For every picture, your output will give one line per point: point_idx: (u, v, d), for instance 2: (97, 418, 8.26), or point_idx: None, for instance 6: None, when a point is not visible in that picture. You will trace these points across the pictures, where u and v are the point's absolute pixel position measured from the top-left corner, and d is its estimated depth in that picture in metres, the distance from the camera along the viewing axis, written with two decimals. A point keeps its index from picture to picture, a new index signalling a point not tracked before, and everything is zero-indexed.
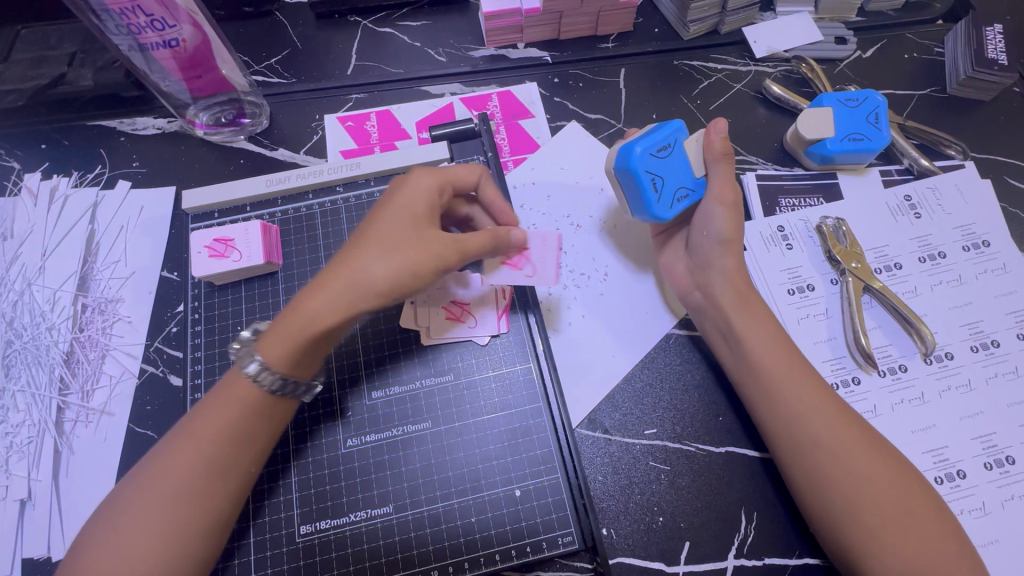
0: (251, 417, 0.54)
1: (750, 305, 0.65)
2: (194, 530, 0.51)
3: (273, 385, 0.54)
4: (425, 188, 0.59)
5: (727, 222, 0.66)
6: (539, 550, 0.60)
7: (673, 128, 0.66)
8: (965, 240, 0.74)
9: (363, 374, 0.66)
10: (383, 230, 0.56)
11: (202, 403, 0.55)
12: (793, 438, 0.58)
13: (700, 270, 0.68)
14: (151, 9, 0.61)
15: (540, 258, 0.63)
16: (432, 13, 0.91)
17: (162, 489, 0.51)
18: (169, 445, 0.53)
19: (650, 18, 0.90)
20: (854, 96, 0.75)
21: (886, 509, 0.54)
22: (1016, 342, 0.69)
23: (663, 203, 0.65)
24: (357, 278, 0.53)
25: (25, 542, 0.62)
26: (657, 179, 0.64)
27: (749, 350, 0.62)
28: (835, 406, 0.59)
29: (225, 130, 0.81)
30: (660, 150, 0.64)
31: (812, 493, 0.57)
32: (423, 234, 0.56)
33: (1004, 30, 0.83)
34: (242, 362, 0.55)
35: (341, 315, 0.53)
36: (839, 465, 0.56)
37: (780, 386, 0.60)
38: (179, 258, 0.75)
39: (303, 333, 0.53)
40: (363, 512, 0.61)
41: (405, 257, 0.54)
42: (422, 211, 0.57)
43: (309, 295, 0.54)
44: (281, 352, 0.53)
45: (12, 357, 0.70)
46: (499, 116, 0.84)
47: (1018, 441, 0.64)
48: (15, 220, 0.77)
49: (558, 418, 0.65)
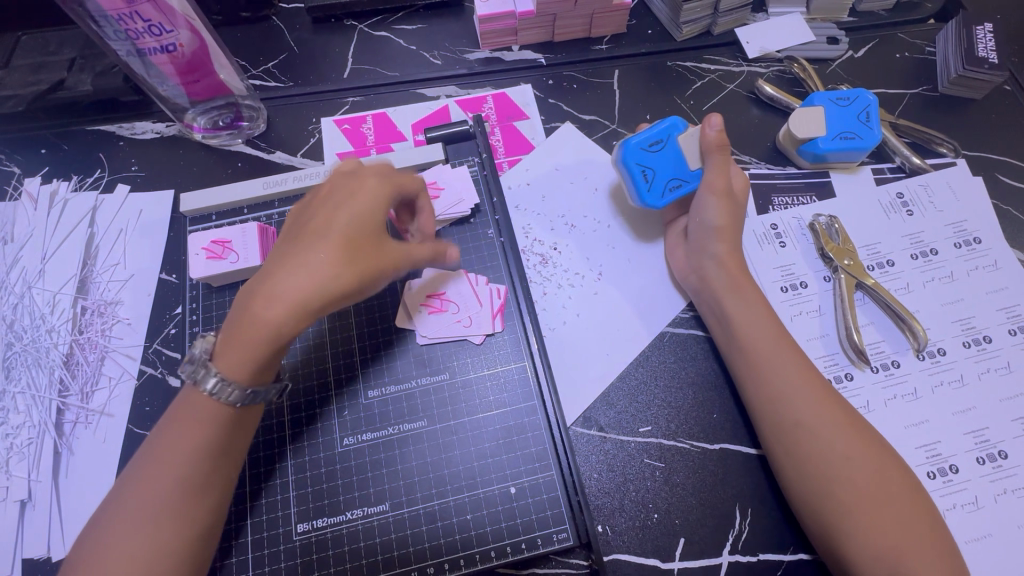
0: (217, 430, 0.53)
1: (740, 286, 0.67)
2: (174, 542, 0.50)
3: (234, 395, 0.53)
4: (377, 193, 0.57)
5: (720, 212, 0.68)
6: (535, 546, 0.60)
7: (671, 124, 0.71)
8: (956, 237, 0.75)
9: (359, 364, 0.67)
10: (340, 239, 0.54)
11: (169, 418, 0.54)
12: (776, 414, 0.60)
13: (695, 257, 0.70)
14: (149, 15, 0.62)
15: (460, 297, 0.70)
16: (427, 16, 0.92)
17: (143, 501, 0.51)
18: (141, 462, 0.52)
19: (643, 20, 0.91)
20: (844, 96, 0.76)
21: (860, 486, 0.55)
22: (1007, 337, 0.69)
23: (653, 193, 0.70)
24: (318, 290, 0.52)
25: (26, 541, 0.63)
26: (648, 171, 0.70)
27: (738, 330, 0.65)
28: (821, 386, 0.61)
29: (224, 133, 0.81)
30: (653, 145, 0.71)
31: (791, 468, 0.59)
32: (379, 247, 0.55)
33: (994, 29, 0.84)
34: (199, 379, 0.53)
35: (300, 327, 0.52)
36: (818, 442, 0.58)
37: (764, 365, 0.62)
38: (178, 260, 0.76)
39: (264, 345, 0.52)
40: (360, 510, 0.61)
41: (366, 271, 0.54)
42: (377, 219, 0.56)
43: (261, 305, 0.51)
44: (240, 364, 0.52)
45: (12, 359, 0.71)
46: (494, 118, 0.85)
47: (1010, 435, 0.65)
48: (15, 224, 0.78)
49: (553, 415, 0.65)
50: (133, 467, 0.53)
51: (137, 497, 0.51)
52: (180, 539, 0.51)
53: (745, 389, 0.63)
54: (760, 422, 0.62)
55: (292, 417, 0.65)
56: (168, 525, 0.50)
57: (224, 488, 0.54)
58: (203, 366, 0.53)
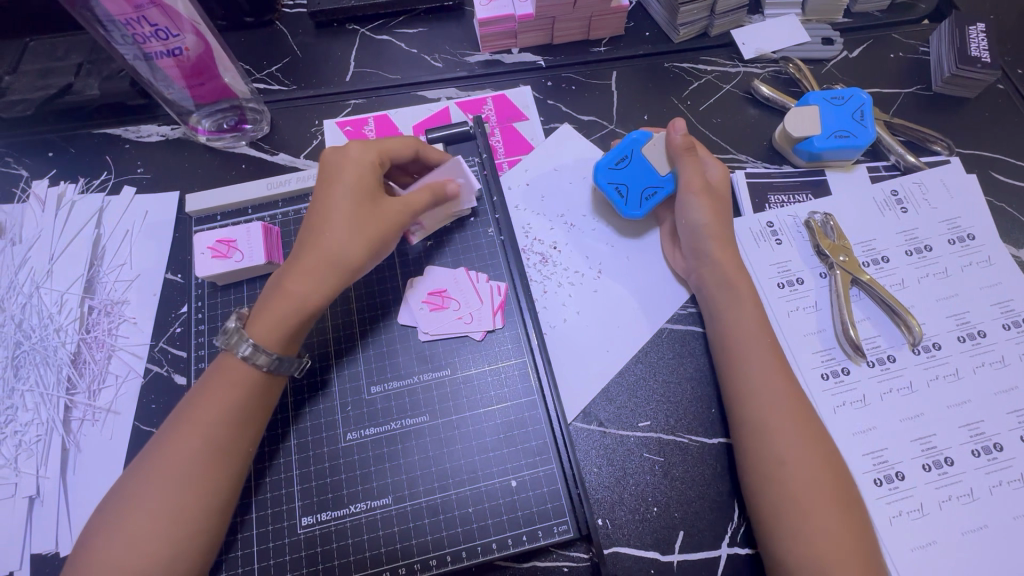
0: (244, 398, 0.58)
1: (735, 283, 0.67)
2: (199, 504, 0.54)
3: (265, 363, 0.59)
4: (363, 163, 0.65)
5: (705, 211, 0.70)
6: (535, 538, 0.61)
7: (634, 138, 0.76)
8: (950, 234, 0.76)
9: (358, 335, 0.70)
10: (344, 212, 0.62)
11: (203, 386, 0.59)
12: (748, 415, 0.61)
13: (693, 257, 0.71)
14: (156, 20, 0.63)
15: (461, 294, 0.71)
16: (428, 20, 0.93)
17: (172, 464, 0.54)
18: (173, 426, 0.57)
19: (640, 22, 0.92)
20: (839, 95, 0.77)
21: (798, 491, 0.56)
22: (1002, 332, 0.70)
23: (631, 204, 0.74)
24: (334, 259, 0.61)
25: (34, 537, 0.64)
26: (620, 187, 0.75)
27: (725, 330, 0.66)
28: (795, 395, 0.61)
29: (228, 136, 0.83)
30: (619, 162, 0.75)
31: (747, 465, 0.60)
32: (378, 211, 0.63)
33: (986, 29, 0.85)
34: (234, 346, 0.59)
35: (327, 292, 0.61)
36: (773, 444, 0.58)
37: (743, 369, 0.63)
38: (183, 260, 0.77)
39: (293, 311, 0.60)
40: (363, 504, 0.62)
41: (375, 233, 0.62)
42: (369, 184, 0.64)
43: (290, 280, 0.60)
44: (271, 332, 0.59)
45: (21, 357, 0.72)
46: (494, 119, 0.86)
47: (1005, 428, 0.66)
48: (24, 226, 0.79)
49: (553, 411, 0.66)
50: (164, 432, 0.57)
51: (158, 464, 0.55)
52: (205, 503, 0.54)
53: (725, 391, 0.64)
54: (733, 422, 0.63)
55: (294, 409, 0.66)
56: (196, 488, 0.54)
57: (245, 458, 0.58)
58: (234, 334, 0.59)
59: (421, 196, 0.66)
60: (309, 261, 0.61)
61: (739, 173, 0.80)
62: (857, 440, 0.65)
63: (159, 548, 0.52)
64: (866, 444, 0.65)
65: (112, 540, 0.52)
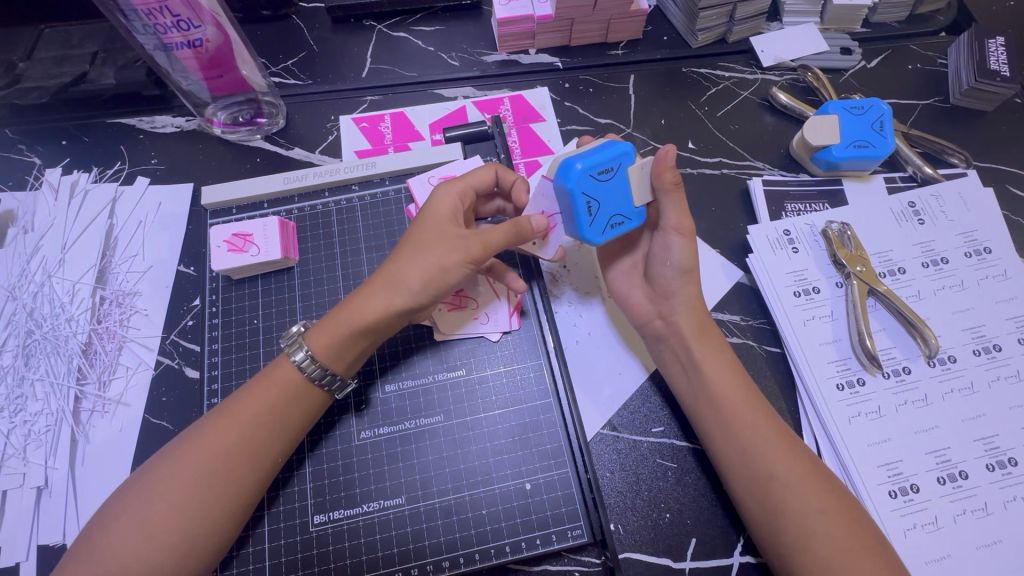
0: (284, 401, 0.58)
1: (708, 333, 0.65)
2: (221, 501, 0.54)
3: (316, 373, 0.59)
4: (444, 196, 0.64)
5: (685, 253, 0.65)
6: (549, 542, 0.61)
7: (621, 150, 0.60)
8: (967, 247, 0.75)
9: (377, 372, 0.67)
10: (416, 235, 0.62)
11: (249, 383, 0.60)
12: (749, 471, 0.58)
13: (658, 299, 0.68)
14: (178, 10, 0.62)
15: (476, 295, 0.71)
16: (446, 18, 0.93)
17: (195, 462, 0.54)
18: (212, 418, 0.57)
19: (658, 26, 0.92)
20: (859, 104, 0.77)
21: (827, 546, 0.53)
22: (1017, 346, 0.70)
23: (595, 227, 0.62)
24: (393, 278, 0.60)
25: (41, 528, 0.63)
26: (593, 203, 0.60)
27: (709, 380, 0.62)
28: (788, 443, 0.59)
29: (243, 129, 0.82)
30: (601, 172, 0.60)
31: (766, 524, 0.56)
32: (444, 236, 0.61)
33: (1006, 43, 0.85)
34: (290, 351, 0.59)
35: (378, 310, 0.59)
36: (790, 499, 0.55)
37: (737, 420, 0.60)
38: (196, 253, 0.77)
39: (348, 326, 0.59)
40: (375, 504, 0.62)
41: (434, 258, 0.59)
42: (445, 215, 0.62)
43: (353, 296, 0.61)
44: (326, 339, 0.59)
45: (32, 346, 0.71)
46: (511, 119, 0.86)
47: (1019, 442, 0.66)
48: (37, 214, 0.78)
49: (568, 414, 0.66)
50: (202, 422, 0.57)
51: (179, 461, 0.54)
52: (227, 502, 0.54)
53: (712, 444, 0.61)
54: (730, 480, 0.60)
55: (310, 439, 0.64)
56: (219, 487, 0.54)
57: (273, 466, 0.57)
58: (294, 341, 0.60)
59: (498, 231, 0.60)
60: (374, 282, 0.61)
61: (756, 180, 0.80)
62: (871, 452, 0.65)
63: (174, 542, 0.52)
64: (880, 456, 0.65)
65: (124, 532, 0.51)
